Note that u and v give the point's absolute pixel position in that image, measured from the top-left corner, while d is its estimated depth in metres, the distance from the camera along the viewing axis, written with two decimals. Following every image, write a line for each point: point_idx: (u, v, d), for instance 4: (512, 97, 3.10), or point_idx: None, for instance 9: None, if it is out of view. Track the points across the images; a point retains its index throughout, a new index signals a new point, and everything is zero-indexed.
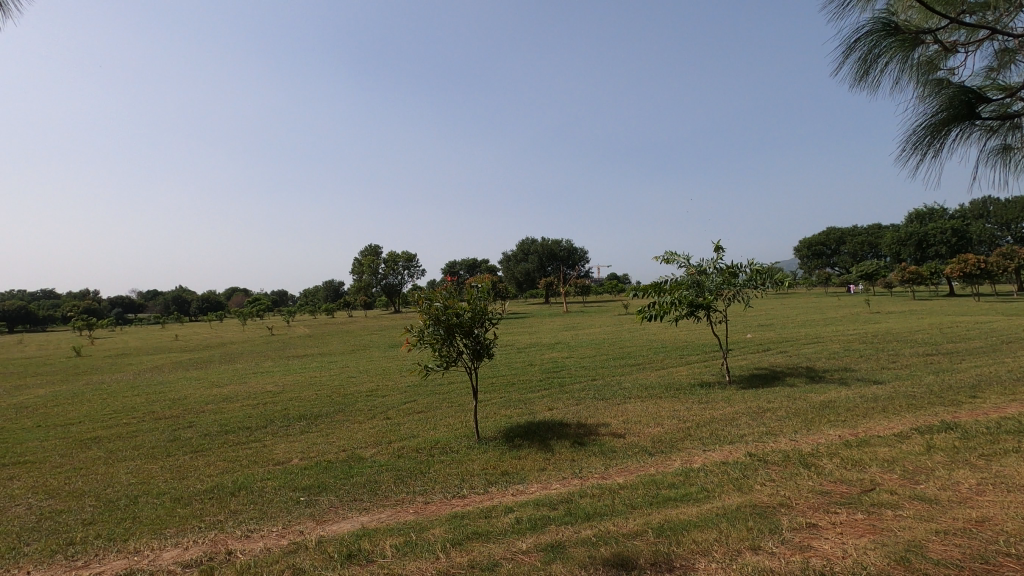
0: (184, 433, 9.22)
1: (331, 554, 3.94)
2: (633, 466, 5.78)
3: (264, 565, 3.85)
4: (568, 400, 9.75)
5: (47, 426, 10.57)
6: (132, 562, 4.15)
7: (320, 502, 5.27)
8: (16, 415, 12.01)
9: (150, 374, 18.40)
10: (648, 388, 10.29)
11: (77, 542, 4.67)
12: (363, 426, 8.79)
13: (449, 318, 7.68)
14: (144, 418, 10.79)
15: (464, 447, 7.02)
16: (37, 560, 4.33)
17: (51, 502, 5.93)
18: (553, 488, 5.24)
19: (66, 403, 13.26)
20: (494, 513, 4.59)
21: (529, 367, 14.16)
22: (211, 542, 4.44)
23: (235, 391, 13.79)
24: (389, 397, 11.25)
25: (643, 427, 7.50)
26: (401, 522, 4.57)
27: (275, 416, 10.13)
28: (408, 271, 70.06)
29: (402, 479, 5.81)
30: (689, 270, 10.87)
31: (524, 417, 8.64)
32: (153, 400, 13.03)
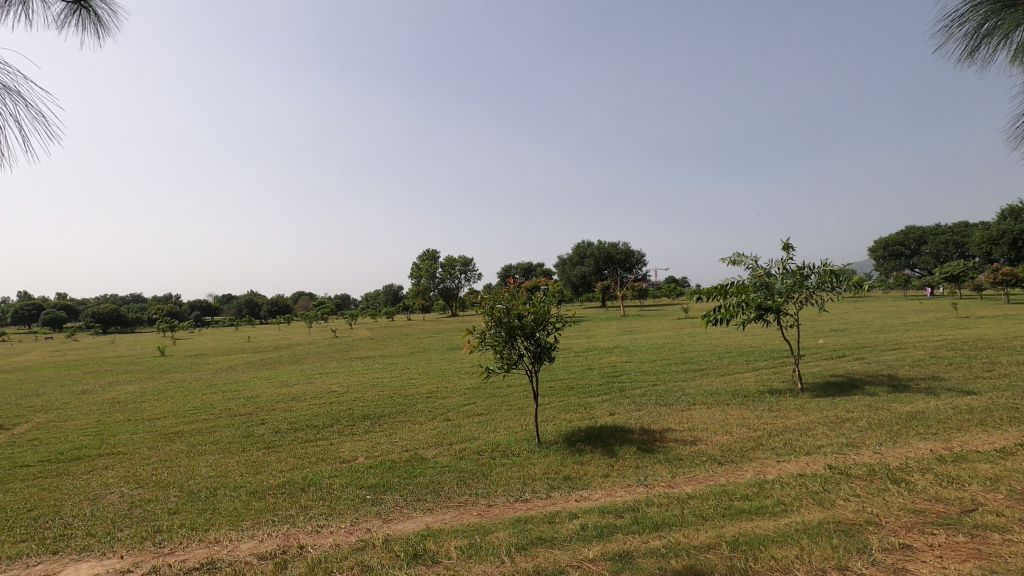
0: (257, 430, 9.70)
1: (398, 553, 3.98)
2: (702, 475, 5.55)
3: (334, 561, 3.94)
4: (630, 406, 9.52)
5: (136, 420, 11.38)
6: (213, 552, 4.35)
7: (386, 501, 5.36)
8: (110, 410, 13.03)
9: (225, 374, 19.55)
10: (714, 395, 9.91)
11: (164, 530, 4.95)
12: (425, 428, 8.93)
13: (510, 320, 7.67)
14: (221, 414, 11.46)
15: (525, 451, 6.97)
16: (129, 545, 4.63)
17: (141, 491, 6.36)
18: (618, 495, 5.11)
19: (153, 399, 14.28)
20: (559, 519, 4.50)
21: (587, 372, 13.95)
22: (284, 536, 4.60)
23: (303, 390, 14.38)
24: (448, 399, 11.39)
25: (710, 434, 7.20)
26: (465, 524, 4.57)
27: (340, 415, 10.47)
28: (465, 275, 71.25)
29: (464, 481, 5.83)
30: (756, 271, 10.41)
31: (585, 422, 8.51)
32: (229, 398, 13.82)
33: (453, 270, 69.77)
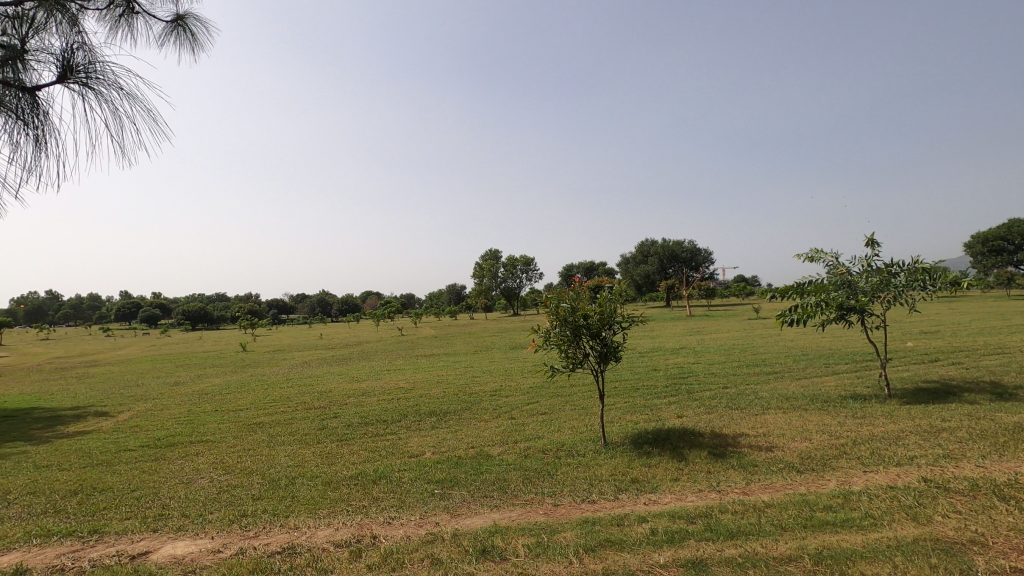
0: (331, 423, 10.15)
1: (467, 548, 4.03)
2: (779, 483, 5.27)
3: (406, 552, 4.04)
4: (699, 408, 9.20)
5: (222, 411, 12.21)
6: (293, 537, 4.57)
7: (454, 496, 5.46)
8: (200, 400, 14.05)
9: (301, 369, 20.62)
10: (790, 399, 9.41)
11: (249, 514, 5.26)
12: (489, 425, 9.02)
13: (576, 319, 7.61)
14: (298, 407, 12.09)
15: (591, 451, 6.89)
16: (219, 527, 4.95)
17: (228, 477, 6.80)
18: (688, 500, 4.94)
19: (237, 392, 15.29)
20: (627, 522, 4.41)
21: (653, 373, 13.60)
22: (358, 525, 4.77)
23: (372, 386, 14.93)
24: (512, 397, 11.45)
25: (788, 441, 6.83)
26: (532, 522, 4.57)
27: (408, 411, 10.78)
28: (526, 274, 71.60)
29: (530, 479, 5.83)
30: (837, 269, 9.79)
31: (651, 424, 8.32)
32: (304, 392, 14.56)
33: (514, 271, 70.21)
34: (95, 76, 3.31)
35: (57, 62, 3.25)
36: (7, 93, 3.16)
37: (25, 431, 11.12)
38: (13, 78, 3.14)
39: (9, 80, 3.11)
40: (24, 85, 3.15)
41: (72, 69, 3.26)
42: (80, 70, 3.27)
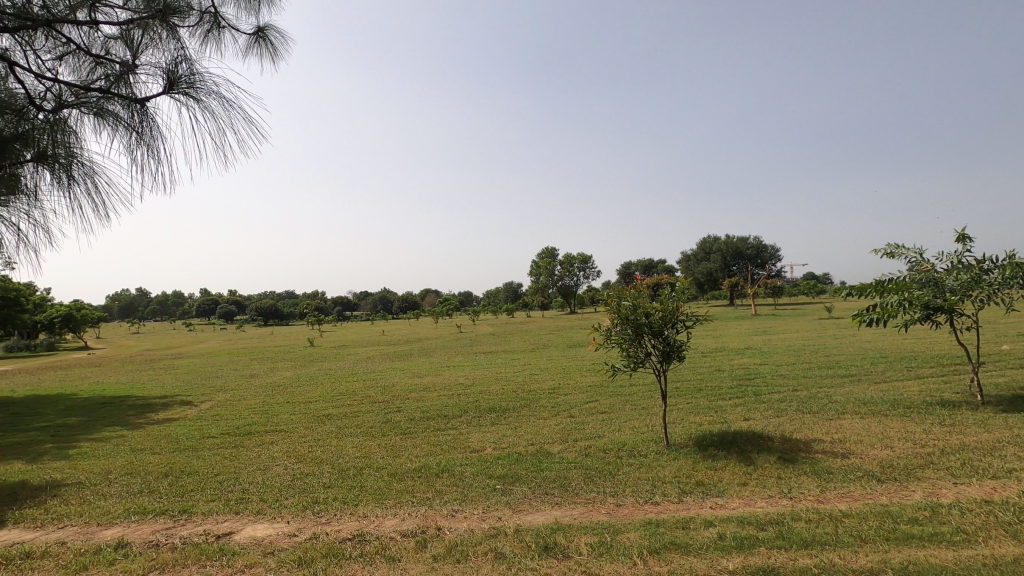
0: (395, 416, 10.48)
1: (530, 543, 4.05)
2: (857, 492, 4.98)
3: (470, 544, 4.12)
4: (767, 411, 8.84)
5: (294, 402, 12.86)
6: (362, 525, 4.76)
7: (515, 491, 5.51)
8: (273, 392, 14.86)
9: (365, 363, 21.40)
10: (869, 404, 8.87)
11: (320, 501, 5.52)
12: (548, 423, 9.03)
13: (637, 318, 7.50)
14: (363, 400, 12.55)
15: (654, 452, 6.77)
16: (294, 512, 5.23)
17: (300, 465, 7.17)
18: (758, 506, 4.76)
19: (307, 384, 16.05)
20: (693, 525, 4.30)
21: (716, 373, 13.18)
22: (422, 517, 4.90)
23: (432, 381, 15.29)
24: (571, 395, 11.42)
25: (866, 448, 6.45)
26: (594, 521, 4.54)
27: (468, 407, 10.96)
28: (584, 272, 71.09)
29: (591, 478, 5.79)
30: (921, 267, 9.13)
31: (716, 426, 8.08)
32: (368, 385, 15.10)
33: (571, 268, 69.83)
34: (196, 86, 3.39)
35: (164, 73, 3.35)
36: (118, 107, 3.26)
37: (122, 417, 12.14)
38: (125, 91, 3.24)
39: (122, 94, 3.21)
40: (134, 97, 3.24)
41: (177, 81, 3.35)
42: (184, 81, 3.36)
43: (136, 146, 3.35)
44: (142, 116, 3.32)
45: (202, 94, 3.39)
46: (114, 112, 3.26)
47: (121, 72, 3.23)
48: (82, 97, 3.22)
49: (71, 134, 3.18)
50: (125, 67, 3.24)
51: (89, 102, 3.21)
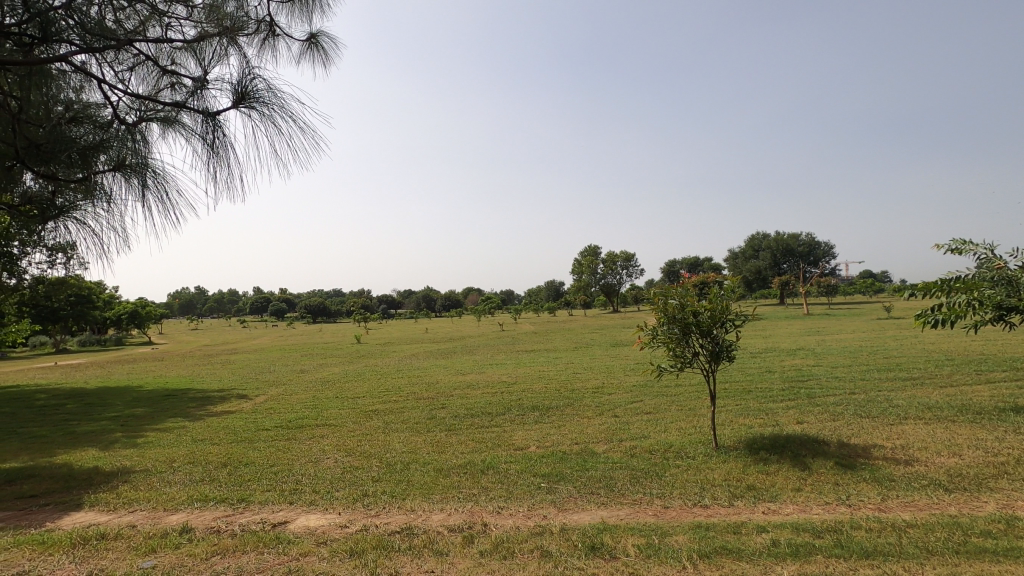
0: (439, 412, 10.64)
1: (576, 543, 4.04)
2: (923, 501, 4.73)
3: (516, 542, 4.14)
4: (822, 414, 8.51)
5: (342, 397, 13.23)
6: (410, 518, 4.85)
7: (560, 490, 5.51)
8: (322, 387, 15.33)
9: (410, 360, 21.80)
10: (933, 409, 8.40)
11: (370, 494, 5.66)
12: (592, 422, 8.98)
13: (685, 317, 7.35)
14: (408, 397, 12.79)
15: (702, 454, 6.62)
16: (345, 504, 5.38)
17: (349, 459, 7.37)
18: (814, 512, 4.59)
19: (354, 380, 16.50)
20: (745, 530, 4.19)
21: (767, 374, 12.78)
22: (469, 512, 4.95)
23: (476, 379, 15.43)
24: (615, 395, 11.31)
25: (932, 455, 6.11)
26: (641, 522, 4.49)
27: (511, 404, 11.01)
28: (627, 271, 70.22)
29: (637, 479, 5.72)
30: (994, 263, 8.51)
31: (767, 428, 7.84)
32: (413, 382, 15.38)
33: (614, 266, 69.11)
34: (263, 98, 3.45)
35: (233, 86, 3.42)
36: (191, 121, 3.34)
37: (184, 409, 12.81)
38: (197, 104, 3.34)
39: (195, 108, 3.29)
40: (205, 110, 3.34)
41: (245, 94, 3.42)
42: (252, 94, 3.43)
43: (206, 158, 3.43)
44: (211, 128, 3.40)
45: (270, 108, 3.46)
46: (186, 124, 3.36)
47: (193, 84, 3.32)
48: (156, 109, 3.31)
49: (145, 145, 3.31)
50: (196, 80, 3.32)
51: (161, 114, 3.31)
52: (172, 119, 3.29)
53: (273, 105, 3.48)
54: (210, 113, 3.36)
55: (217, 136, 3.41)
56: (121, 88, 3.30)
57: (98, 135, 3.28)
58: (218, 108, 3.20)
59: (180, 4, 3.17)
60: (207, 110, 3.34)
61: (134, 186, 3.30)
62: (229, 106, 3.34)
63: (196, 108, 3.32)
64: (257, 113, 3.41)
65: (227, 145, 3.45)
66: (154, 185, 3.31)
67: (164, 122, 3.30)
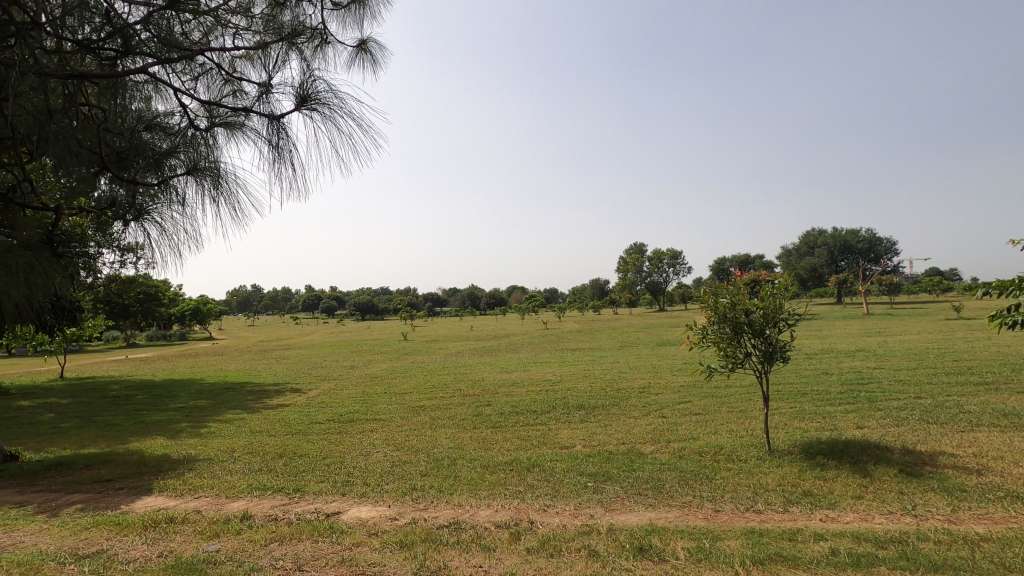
0: (485, 409, 10.73)
1: (624, 544, 4.00)
2: (999, 514, 4.42)
3: (563, 540, 4.13)
4: (884, 419, 8.09)
5: (391, 393, 13.55)
6: (458, 513, 4.92)
7: (607, 490, 5.46)
8: (371, 382, 15.75)
9: (455, 357, 22.11)
10: (1010, 416, 7.84)
11: (418, 488, 5.77)
12: (639, 422, 8.85)
13: (736, 316, 7.15)
14: (454, 393, 12.97)
15: (754, 457, 6.41)
16: (395, 497, 5.51)
17: (398, 453, 7.54)
18: (876, 522, 4.37)
19: (402, 376, 16.86)
20: (801, 537, 4.04)
21: (823, 376, 12.26)
22: (515, 509, 4.98)
23: (521, 376, 15.47)
24: (662, 395, 11.12)
25: (1009, 465, 5.70)
26: (690, 526, 4.40)
27: (556, 403, 11.00)
28: (674, 269, 68.83)
29: (686, 481, 5.61)
30: None
31: (824, 433, 7.52)
32: (459, 379, 15.58)
33: (660, 264, 67.90)
34: (323, 100, 3.57)
35: (294, 90, 3.56)
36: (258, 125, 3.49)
37: (242, 401, 13.42)
38: (262, 108, 3.48)
39: (260, 111, 3.43)
40: (270, 113, 3.48)
41: (306, 98, 3.55)
42: (313, 97, 3.56)
43: (272, 160, 3.58)
44: (276, 131, 3.54)
45: (330, 109, 3.58)
46: (252, 128, 3.52)
47: (257, 89, 3.47)
48: (223, 115, 3.46)
49: (215, 148, 3.45)
50: (259, 86, 3.47)
51: (228, 119, 3.46)
52: (239, 123, 3.44)
53: (333, 107, 3.60)
54: (275, 117, 3.51)
55: (281, 138, 3.56)
56: (189, 96, 3.45)
57: (170, 142, 3.45)
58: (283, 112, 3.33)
59: (241, 14, 3.32)
60: (272, 113, 3.48)
61: (204, 189, 3.47)
62: (292, 109, 3.48)
63: (261, 112, 3.47)
64: (318, 114, 3.54)
65: (291, 146, 3.60)
66: (224, 186, 3.46)
67: (231, 127, 3.47)
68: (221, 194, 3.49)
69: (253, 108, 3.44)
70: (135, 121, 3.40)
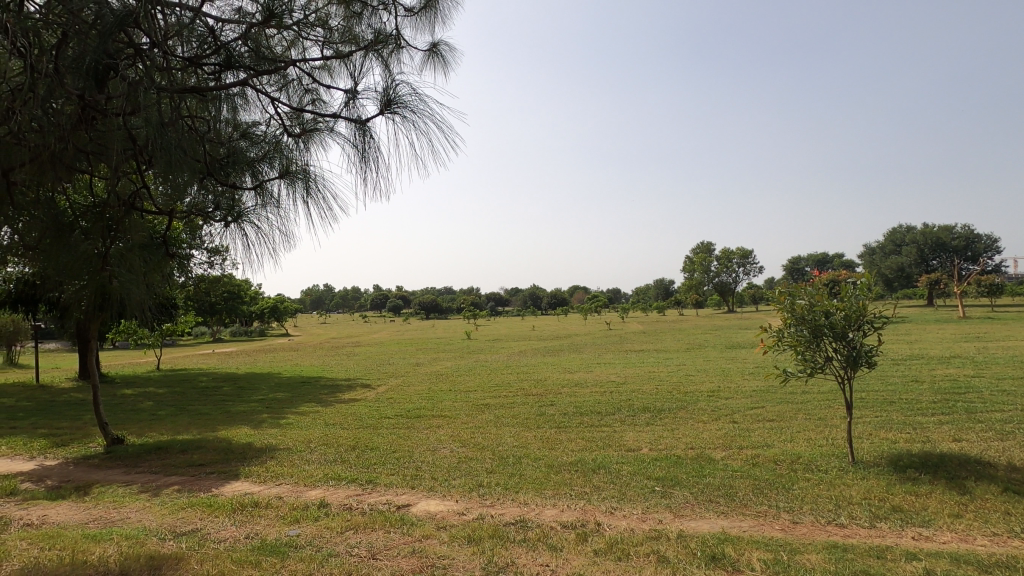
0: (549, 409, 10.73)
1: (695, 551, 3.88)
2: None
3: (631, 544, 4.07)
4: (987, 433, 7.40)
5: (456, 390, 13.82)
6: (524, 511, 4.95)
7: (676, 495, 5.33)
8: (437, 380, 16.11)
9: (518, 357, 22.26)
10: None
11: (485, 485, 5.85)
12: (709, 427, 8.56)
13: (815, 318, 6.78)
14: (518, 392, 13.06)
15: (836, 468, 6.05)
16: (462, 493, 5.62)
17: (464, 449, 7.67)
18: (978, 543, 4.02)
19: (467, 374, 17.15)
20: (890, 555, 3.79)
21: (914, 384, 11.39)
22: (582, 510, 4.95)
23: (584, 377, 15.36)
24: (733, 399, 10.71)
25: None
26: (767, 536, 4.22)
27: (621, 404, 10.84)
28: (744, 268, 66.09)
29: (761, 490, 5.38)
30: None
31: (915, 444, 6.99)
32: (522, 378, 15.68)
33: (729, 264, 65.46)
34: (404, 102, 3.69)
35: (377, 94, 3.71)
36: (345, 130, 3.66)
37: (317, 395, 14.09)
38: (348, 113, 3.65)
39: (347, 116, 3.60)
40: (356, 118, 3.65)
41: (389, 101, 3.69)
42: (395, 100, 3.69)
43: (360, 163, 3.74)
44: (361, 135, 3.70)
45: (411, 111, 3.70)
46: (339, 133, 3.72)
47: (343, 96, 3.64)
48: (310, 122, 3.65)
49: (306, 153, 3.66)
50: (344, 92, 3.64)
51: (316, 125, 3.65)
52: (328, 128, 3.63)
53: (413, 109, 3.71)
54: (360, 121, 3.68)
55: (366, 141, 3.72)
56: (277, 106, 3.67)
57: (264, 149, 3.70)
58: (368, 117, 3.49)
59: (320, 26, 3.48)
60: (358, 118, 3.64)
61: (297, 191, 3.68)
62: (377, 113, 3.63)
63: (348, 117, 3.65)
64: (400, 117, 3.68)
65: (376, 149, 3.75)
66: (315, 188, 3.66)
67: (320, 132, 3.66)
68: (312, 196, 3.69)
69: (340, 114, 3.62)
70: (233, 131, 3.67)
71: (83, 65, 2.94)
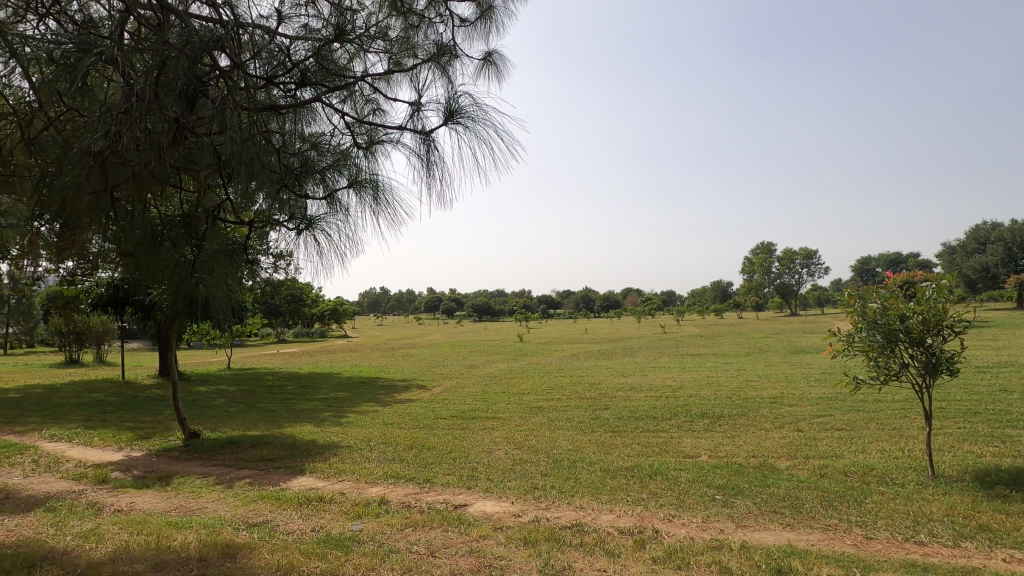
0: (603, 413, 10.61)
1: (760, 563, 3.75)
2: None
3: (690, 553, 3.98)
4: None
5: (509, 393, 13.89)
6: (580, 515, 4.93)
7: (738, 504, 5.16)
8: (490, 381, 16.26)
9: (571, 360, 22.14)
10: None
11: (540, 488, 5.86)
12: (772, 435, 8.23)
13: (888, 323, 6.41)
14: (571, 396, 12.98)
15: (914, 482, 5.69)
16: (517, 494, 5.66)
17: (518, 451, 7.71)
18: None
19: (520, 376, 17.20)
20: None
21: (1002, 394, 10.54)
22: (639, 516, 4.88)
23: (639, 381, 15.10)
24: (798, 406, 10.25)
25: None
26: (837, 551, 4.03)
27: (678, 410, 10.59)
28: (808, 269, 63.10)
29: (830, 503, 5.12)
30: None
31: (1004, 459, 6.48)
32: (575, 381, 15.59)
33: (792, 264, 62.66)
34: (466, 112, 3.76)
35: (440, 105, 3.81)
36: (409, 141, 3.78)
37: (375, 394, 14.52)
38: (412, 125, 3.77)
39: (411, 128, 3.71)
40: (420, 129, 3.75)
41: (451, 113, 3.77)
42: (457, 111, 3.77)
43: (424, 173, 3.85)
44: (425, 146, 3.80)
45: (473, 121, 3.77)
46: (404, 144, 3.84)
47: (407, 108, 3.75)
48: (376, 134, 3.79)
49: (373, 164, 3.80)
50: (409, 104, 3.75)
51: (382, 137, 3.79)
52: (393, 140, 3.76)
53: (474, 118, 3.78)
54: (424, 132, 3.78)
55: (429, 151, 3.82)
56: (345, 119, 3.83)
57: (334, 160, 3.87)
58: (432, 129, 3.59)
59: (382, 40, 3.58)
60: (422, 129, 3.75)
61: (365, 200, 3.84)
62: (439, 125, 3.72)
63: (412, 129, 3.76)
64: (462, 127, 3.75)
65: (439, 159, 3.84)
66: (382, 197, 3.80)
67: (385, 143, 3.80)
68: (379, 205, 3.84)
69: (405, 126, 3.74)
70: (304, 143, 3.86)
71: (177, 88, 3.20)
